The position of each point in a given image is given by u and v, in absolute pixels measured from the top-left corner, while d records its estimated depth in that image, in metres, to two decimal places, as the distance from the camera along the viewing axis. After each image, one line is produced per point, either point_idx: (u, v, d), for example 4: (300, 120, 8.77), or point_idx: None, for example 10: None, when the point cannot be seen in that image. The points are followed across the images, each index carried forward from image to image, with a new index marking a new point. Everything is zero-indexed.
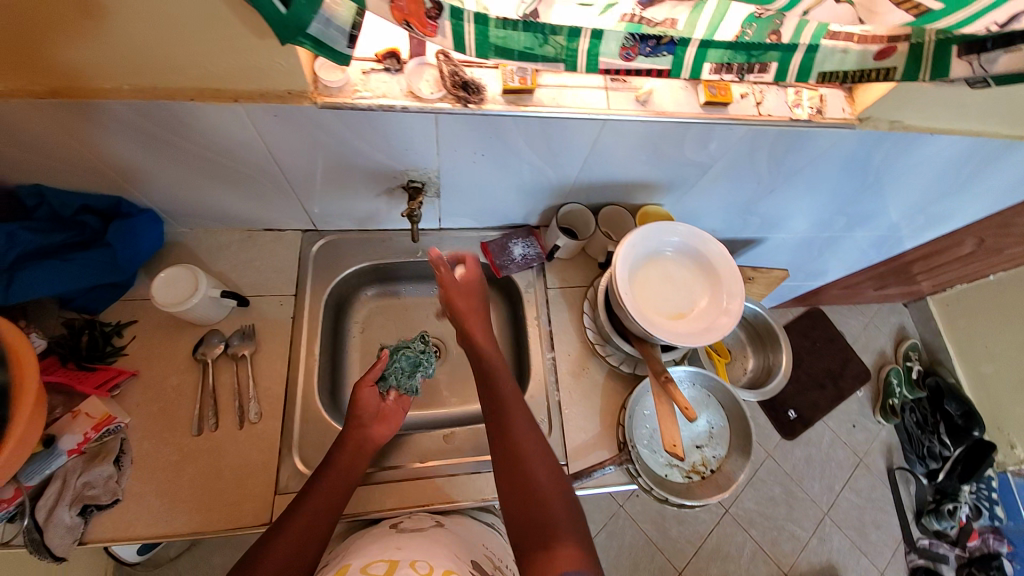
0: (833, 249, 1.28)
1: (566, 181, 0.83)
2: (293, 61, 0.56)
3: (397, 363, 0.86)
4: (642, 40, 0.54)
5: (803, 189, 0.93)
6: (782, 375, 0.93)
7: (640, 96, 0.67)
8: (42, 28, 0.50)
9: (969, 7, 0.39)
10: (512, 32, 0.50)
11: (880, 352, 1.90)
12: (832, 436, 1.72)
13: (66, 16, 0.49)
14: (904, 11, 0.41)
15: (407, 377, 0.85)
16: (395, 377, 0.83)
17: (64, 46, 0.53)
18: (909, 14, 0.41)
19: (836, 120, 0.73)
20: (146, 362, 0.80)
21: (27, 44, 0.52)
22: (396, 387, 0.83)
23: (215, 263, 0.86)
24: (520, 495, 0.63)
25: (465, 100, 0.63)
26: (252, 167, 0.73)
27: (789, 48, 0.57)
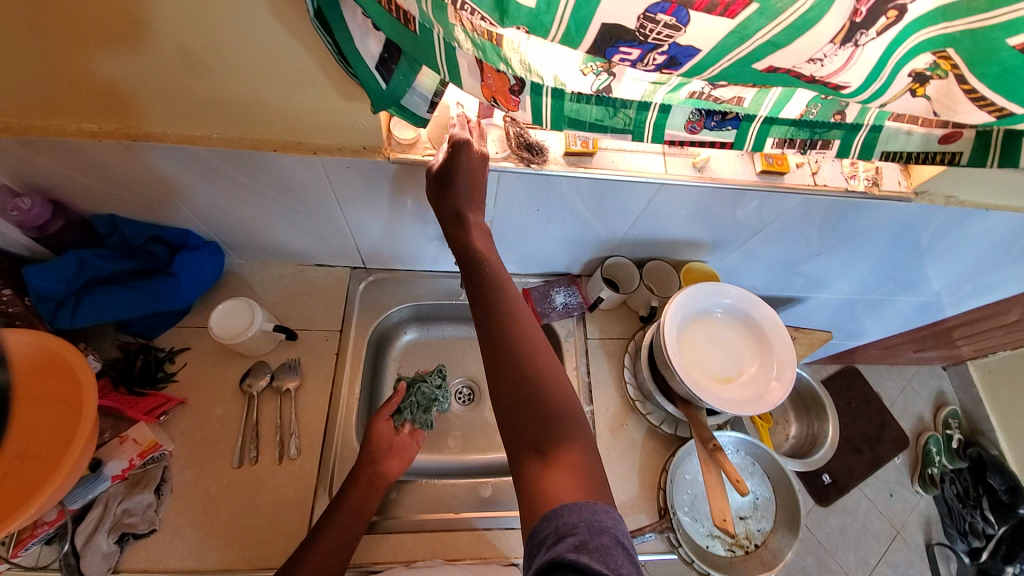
0: (874, 312, 1.26)
1: (613, 236, 0.85)
2: (372, 121, 0.59)
3: (414, 396, 0.84)
4: (707, 114, 0.56)
5: (850, 255, 0.93)
6: (828, 447, 0.90)
7: (697, 162, 0.69)
8: (151, 81, 0.54)
9: None
10: (585, 105, 0.53)
11: (919, 418, 1.82)
12: (867, 505, 1.61)
13: (176, 74, 0.53)
14: (986, 113, 0.41)
15: (422, 411, 0.84)
16: (410, 411, 0.82)
17: (168, 98, 0.57)
18: (990, 115, 0.41)
19: (893, 193, 0.73)
20: (194, 390, 0.82)
21: (135, 94, 0.57)
22: (410, 421, 0.82)
23: (267, 295, 0.89)
24: (516, 394, 0.56)
25: (528, 160, 0.66)
26: (315, 209, 0.76)
27: (853, 128, 0.57)
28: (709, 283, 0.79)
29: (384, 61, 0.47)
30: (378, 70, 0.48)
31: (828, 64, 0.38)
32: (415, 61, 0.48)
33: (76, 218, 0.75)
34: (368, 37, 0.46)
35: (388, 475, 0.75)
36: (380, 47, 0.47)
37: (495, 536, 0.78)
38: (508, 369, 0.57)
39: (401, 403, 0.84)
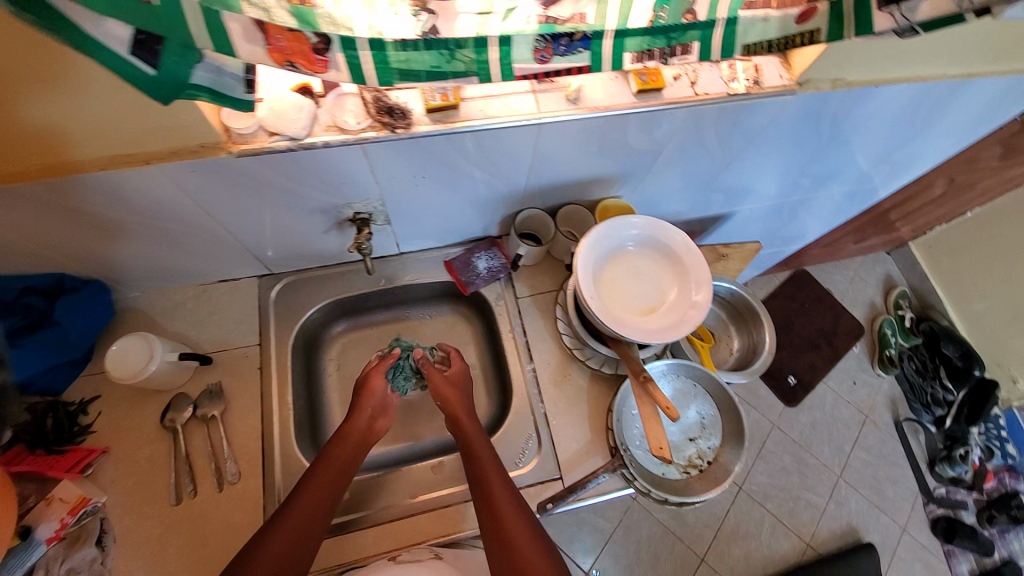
0: (804, 213, 1.27)
1: (516, 189, 0.81)
2: (193, 113, 0.53)
3: (405, 362, 0.83)
4: (554, 38, 0.52)
5: (760, 160, 0.91)
6: (767, 353, 0.92)
7: (570, 94, 0.65)
8: None
9: None
10: (414, 53, 0.48)
11: (870, 305, 1.90)
12: (833, 396, 1.70)
13: None
14: None
15: (405, 381, 0.83)
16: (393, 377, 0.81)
17: None
18: None
19: (776, 89, 0.71)
20: (115, 437, 0.78)
21: None
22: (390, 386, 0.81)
23: (173, 323, 0.84)
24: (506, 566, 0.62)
25: (391, 125, 0.60)
26: (189, 225, 0.71)
27: (708, 25, 0.54)
28: (623, 217, 0.75)
29: (139, 43, 0.41)
30: (134, 54, 0.41)
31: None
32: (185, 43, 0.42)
33: None
34: (105, 22, 0.39)
35: (356, 445, 0.72)
36: (127, 29, 0.40)
37: (456, 511, 0.79)
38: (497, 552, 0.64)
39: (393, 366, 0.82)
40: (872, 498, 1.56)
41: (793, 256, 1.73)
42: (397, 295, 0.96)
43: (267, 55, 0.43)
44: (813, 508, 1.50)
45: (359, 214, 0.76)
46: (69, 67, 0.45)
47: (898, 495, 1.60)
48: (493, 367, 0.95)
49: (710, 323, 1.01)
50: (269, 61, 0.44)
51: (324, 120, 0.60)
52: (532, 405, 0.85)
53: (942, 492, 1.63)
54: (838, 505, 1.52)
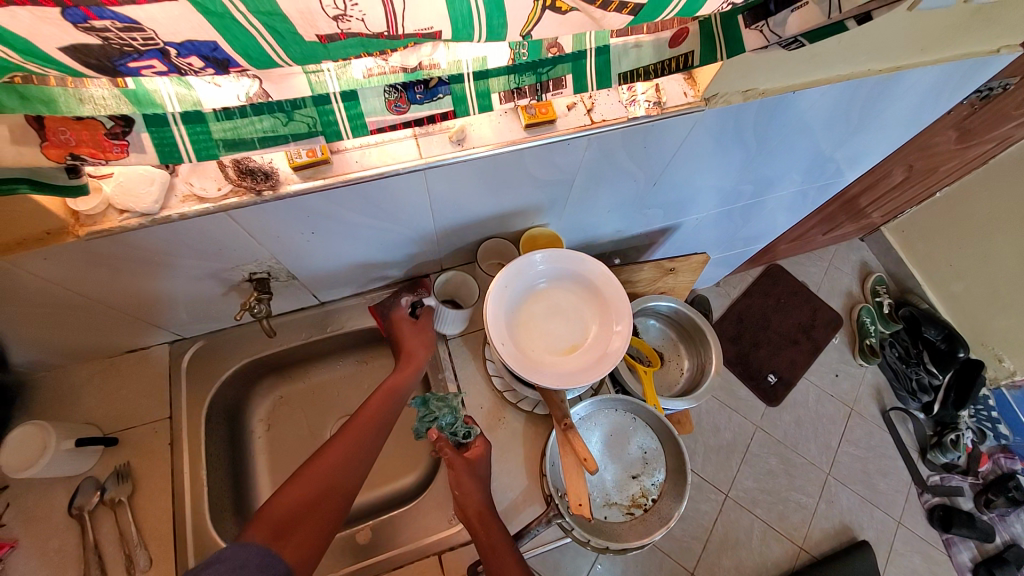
0: (759, 214, 1.22)
1: (426, 231, 0.77)
2: (29, 204, 0.49)
3: (445, 416, 0.75)
4: (407, 87, 0.49)
5: (690, 174, 0.87)
6: (712, 374, 0.87)
7: (453, 135, 0.61)
8: None
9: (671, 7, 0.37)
10: (241, 120, 0.44)
11: (848, 294, 1.85)
12: (816, 391, 1.67)
13: None
14: (618, 13, 0.36)
15: (426, 421, 0.76)
16: (432, 413, 0.76)
17: None
18: (625, 13, 0.36)
19: (679, 108, 0.67)
20: (24, 529, 0.72)
21: None
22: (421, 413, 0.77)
23: (81, 400, 0.79)
24: None
25: (253, 189, 0.56)
26: (70, 304, 0.66)
27: (577, 57, 0.50)
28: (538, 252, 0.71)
29: None
30: None
31: (369, 14, 0.31)
32: None
33: None
34: None
35: (399, 393, 0.74)
36: None
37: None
38: None
39: (439, 410, 0.75)
40: (862, 493, 1.54)
41: (763, 252, 1.69)
42: (325, 345, 0.92)
43: (43, 153, 0.39)
44: (803, 509, 1.48)
45: (255, 275, 0.72)
46: None
47: (891, 487, 1.56)
48: None
49: (657, 341, 0.97)
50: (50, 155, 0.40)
51: (181, 190, 0.56)
52: None
53: (936, 480, 1.58)
54: (828, 504, 1.51)
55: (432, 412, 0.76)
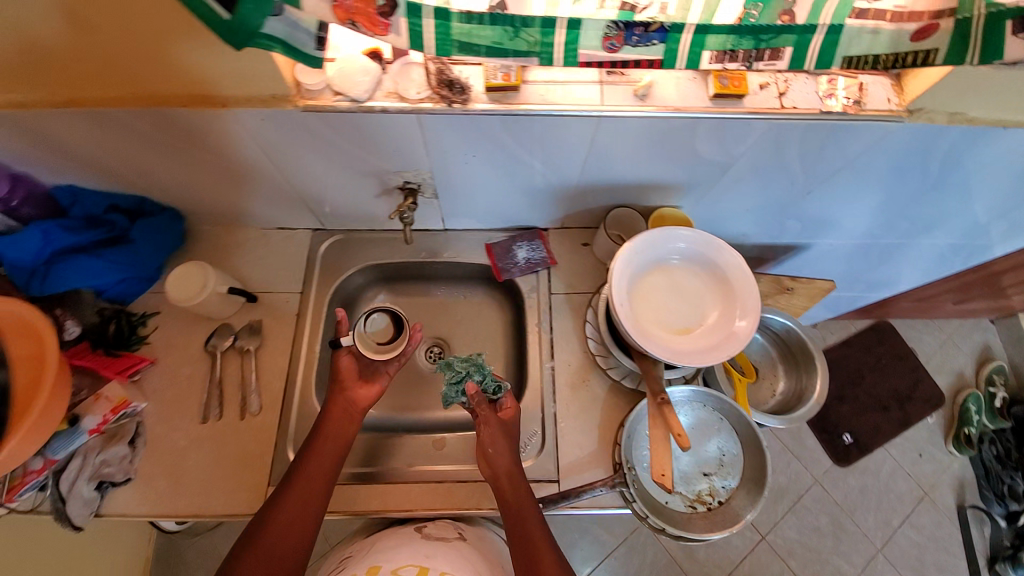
0: (896, 258, 1.12)
1: (567, 183, 0.78)
2: (271, 65, 0.56)
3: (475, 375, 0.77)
4: (627, 27, 0.49)
5: (848, 192, 0.82)
6: (813, 403, 0.84)
7: (639, 89, 0.62)
8: (63, 51, 0.55)
9: None
10: (478, 26, 0.47)
11: (958, 375, 1.67)
12: (892, 465, 1.54)
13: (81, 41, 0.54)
14: None
15: (453, 384, 0.78)
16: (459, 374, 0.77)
17: (89, 72, 0.59)
18: None
19: (879, 113, 0.63)
20: (165, 351, 0.84)
21: (53, 64, 0.58)
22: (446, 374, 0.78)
23: (232, 258, 0.90)
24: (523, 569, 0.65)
25: (448, 99, 0.60)
26: (254, 169, 0.75)
27: (806, 29, 0.49)
28: (626, 247, 0.70)
29: None
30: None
31: None
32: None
33: (37, 189, 0.78)
34: None
35: (350, 425, 0.75)
36: None
37: (448, 489, 0.78)
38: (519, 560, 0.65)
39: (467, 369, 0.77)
40: None
41: (876, 305, 1.56)
42: (437, 269, 0.97)
43: (331, 11, 0.43)
44: None
45: (408, 184, 0.78)
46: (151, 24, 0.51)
47: None
48: (515, 357, 0.94)
49: (756, 356, 0.94)
50: (331, 16, 0.44)
51: (386, 86, 0.61)
52: (544, 403, 0.82)
53: None
54: None
55: (458, 372, 0.78)
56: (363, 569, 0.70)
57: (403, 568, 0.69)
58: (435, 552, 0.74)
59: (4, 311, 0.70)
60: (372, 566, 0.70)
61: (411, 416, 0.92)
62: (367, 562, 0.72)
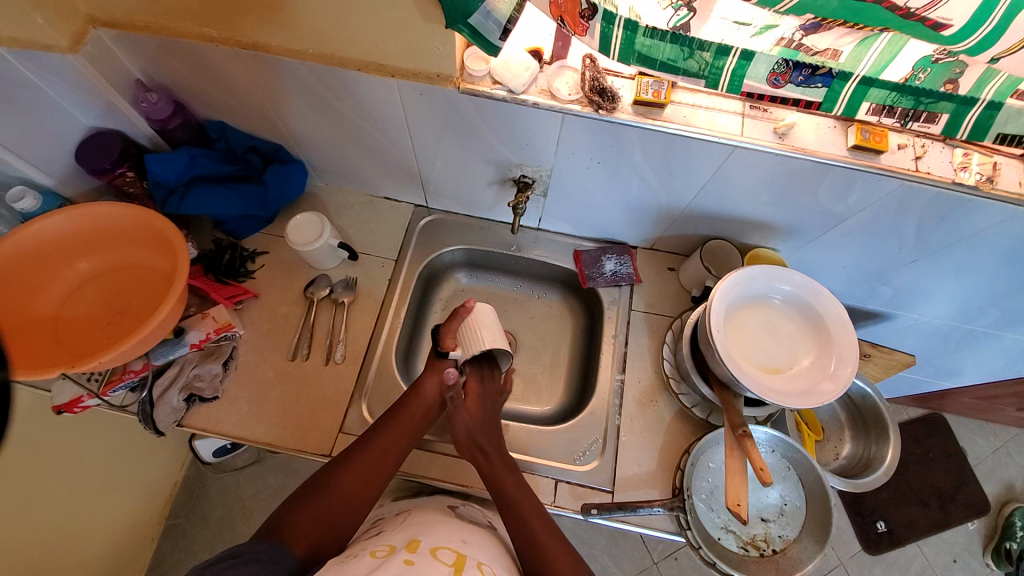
0: (975, 348, 1.09)
1: (675, 205, 0.81)
2: (448, 46, 0.62)
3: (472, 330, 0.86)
4: (795, 66, 0.52)
5: (950, 269, 0.81)
6: (882, 473, 0.82)
7: (780, 127, 0.64)
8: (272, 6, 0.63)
9: None
10: (659, 42, 0.51)
11: (1009, 487, 1.57)
12: (921, 564, 1.45)
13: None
14: None
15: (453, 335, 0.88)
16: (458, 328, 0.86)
17: (283, 26, 0.66)
18: None
19: (1007, 195, 0.64)
20: (266, 288, 0.90)
21: (255, 16, 0.65)
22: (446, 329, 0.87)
23: (338, 217, 0.97)
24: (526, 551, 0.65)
25: (597, 104, 0.65)
26: (389, 140, 0.81)
27: (966, 101, 0.51)
28: (725, 286, 0.72)
29: None
30: None
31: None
32: None
33: (191, 119, 0.86)
34: None
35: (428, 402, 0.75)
36: None
37: None
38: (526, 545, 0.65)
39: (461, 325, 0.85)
40: None
41: (935, 396, 1.49)
42: (520, 265, 1.00)
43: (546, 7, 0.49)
44: None
45: (525, 177, 0.82)
46: None
47: None
48: (580, 365, 0.96)
49: (824, 416, 0.93)
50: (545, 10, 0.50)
51: (541, 84, 0.66)
52: (608, 413, 0.83)
53: None
54: None
55: None
56: (398, 540, 0.57)
57: (442, 548, 0.55)
58: (470, 539, 0.61)
59: (117, 216, 0.75)
60: (411, 539, 0.57)
61: None
62: (404, 534, 0.59)
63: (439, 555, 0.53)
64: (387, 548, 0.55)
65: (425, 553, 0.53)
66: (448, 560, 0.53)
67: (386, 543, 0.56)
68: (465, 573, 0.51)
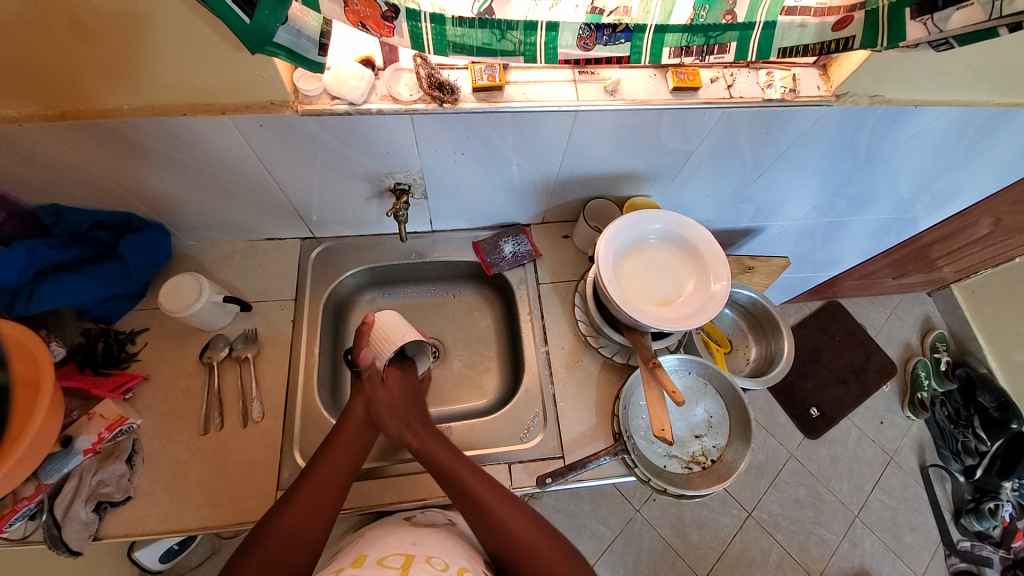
0: (841, 234, 1.24)
1: (547, 177, 0.85)
2: (272, 73, 0.61)
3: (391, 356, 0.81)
4: (598, 28, 0.56)
5: (792, 173, 0.92)
6: (784, 363, 0.93)
7: (609, 85, 0.70)
8: (69, 70, 0.58)
9: None
10: (469, 30, 0.54)
11: (906, 345, 1.80)
12: (857, 433, 1.64)
13: (84, 57, 0.57)
14: None
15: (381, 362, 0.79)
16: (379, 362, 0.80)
17: (87, 84, 0.60)
18: None
19: (811, 98, 0.74)
20: (157, 366, 0.84)
21: (49, 81, 0.60)
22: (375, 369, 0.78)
23: (221, 272, 0.92)
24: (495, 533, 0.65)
25: (439, 99, 0.66)
26: (250, 180, 0.78)
27: (746, 26, 0.58)
28: (607, 235, 0.77)
29: None
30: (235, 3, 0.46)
31: None
32: None
33: (18, 210, 0.77)
34: None
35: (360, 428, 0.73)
36: None
37: None
38: (492, 527, 0.65)
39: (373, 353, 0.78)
40: (887, 541, 1.50)
41: (825, 287, 1.68)
42: (425, 270, 1.00)
43: (344, 16, 0.49)
44: (824, 543, 1.47)
45: (399, 185, 0.82)
46: (145, 30, 0.54)
47: (917, 542, 1.52)
48: (508, 350, 0.98)
49: (728, 330, 1.02)
50: (344, 22, 0.50)
51: (380, 91, 0.67)
52: (541, 386, 0.87)
53: (965, 545, 1.52)
54: (852, 544, 1.48)
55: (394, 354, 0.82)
56: (345, 561, 0.58)
57: (390, 556, 0.56)
58: (422, 539, 0.62)
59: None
60: (359, 555, 0.58)
61: None
62: (354, 553, 0.60)
63: (387, 562, 0.55)
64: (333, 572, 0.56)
65: (372, 565, 0.54)
66: (396, 564, 0.55)
67: (334, 567, 0.57)
68: (413, 571, 0.54)
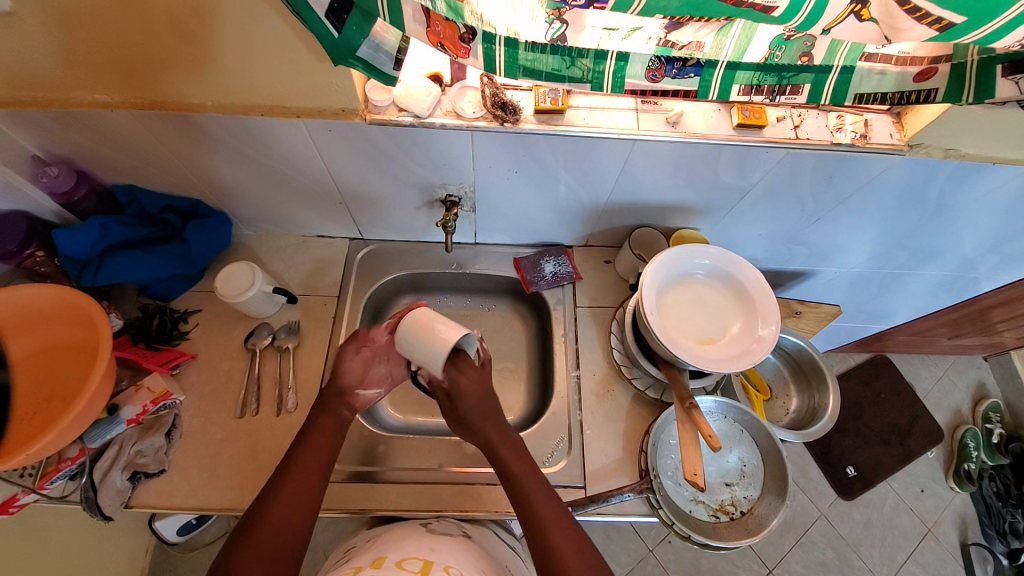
0: (896, 287, 1.18)
1: (597, 202, 0.85)
2: (346, 81, 0.63)
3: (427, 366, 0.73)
4: (668, 61, 0.57)
5: (851, 220, 0.88)
6: (828, 418, 0.88)
7: (670, 117, 0.69)
8: (165, 65, 0.63)
9: (989, 24, 0.42)
10: (540, 55, 0.55)
11: (957, 411, 1.68)
12: (896, 500, 1.53)
13: (179, 54, 0.61)
14: (927, 26, 0.43)
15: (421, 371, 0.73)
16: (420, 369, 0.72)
17: (177, 79, 0.65)
18: (932, 29, 0.43)
19: (883, 145, 0.71)
20: (204, 348, 0.88)
21: (145, 74, 0.64)
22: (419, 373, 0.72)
23: (271, 263, 0.95)
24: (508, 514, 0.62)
25: (501, 118, 0.68)
26: (310, 179, 0.81)
27: (822, 69, 0.57)
28: (653, 264, 0.76)
29: (333, 11, 0.49)
30: (327, 18, 0.49)
31: None
32: (368, 12, 0.50)
33: (99, 188, 0.83)
34: None
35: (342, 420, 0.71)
36: None
37: (479, 491, 0.79)
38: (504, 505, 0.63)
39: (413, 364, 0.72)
40: None
41: (874, 339, 1.59)
42: (464, 281, 1.01)
43: (424, 36, 0.51)
44: None
45: (451, 196, 0.84)
46: (237, 34, 0.57)
47: None
48: (538, 369, 0.98)
49: (769, 375, 0.98)
50: (424, 41, 0.52)
51: (445, 106, 0.69)
52: (569, 411, 0.85)
53: None
54: None
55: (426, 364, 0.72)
56: (363, 561, 0.57)
57: (408, 559, 0.56)
58: (440, 547, 0.62)
59: (56, 297, 0.71)
60: (377, 556, 0.57)
61: (436, 423, 0.94)
62: (371, 554, 0.59)
63: (405, 565, 0.55)
64: (352, 570, 0.55)
65: (391, 566, 0.54)
66: (414, 568, 0.54)
67: (352, 565, 0.56)
68: None
